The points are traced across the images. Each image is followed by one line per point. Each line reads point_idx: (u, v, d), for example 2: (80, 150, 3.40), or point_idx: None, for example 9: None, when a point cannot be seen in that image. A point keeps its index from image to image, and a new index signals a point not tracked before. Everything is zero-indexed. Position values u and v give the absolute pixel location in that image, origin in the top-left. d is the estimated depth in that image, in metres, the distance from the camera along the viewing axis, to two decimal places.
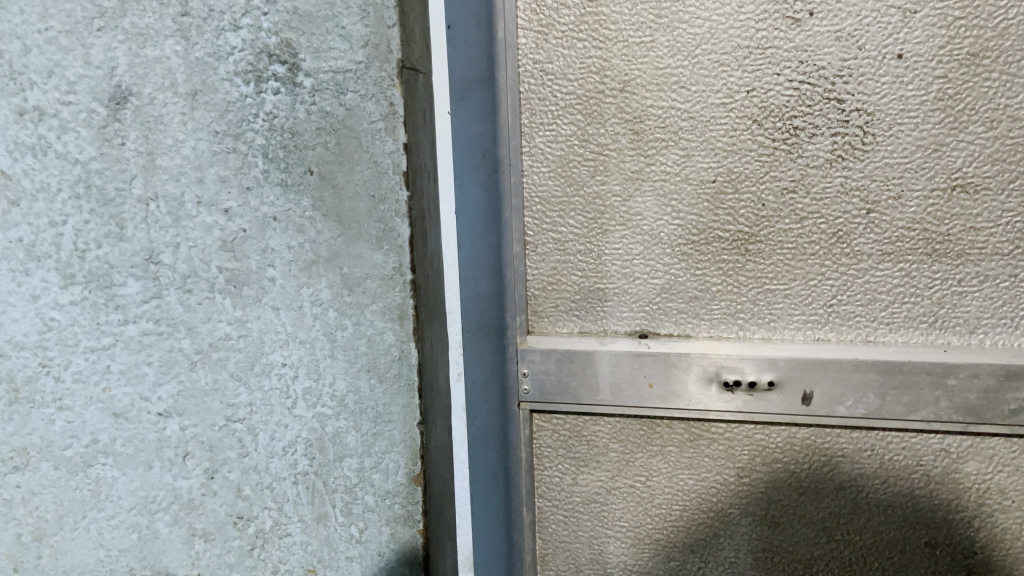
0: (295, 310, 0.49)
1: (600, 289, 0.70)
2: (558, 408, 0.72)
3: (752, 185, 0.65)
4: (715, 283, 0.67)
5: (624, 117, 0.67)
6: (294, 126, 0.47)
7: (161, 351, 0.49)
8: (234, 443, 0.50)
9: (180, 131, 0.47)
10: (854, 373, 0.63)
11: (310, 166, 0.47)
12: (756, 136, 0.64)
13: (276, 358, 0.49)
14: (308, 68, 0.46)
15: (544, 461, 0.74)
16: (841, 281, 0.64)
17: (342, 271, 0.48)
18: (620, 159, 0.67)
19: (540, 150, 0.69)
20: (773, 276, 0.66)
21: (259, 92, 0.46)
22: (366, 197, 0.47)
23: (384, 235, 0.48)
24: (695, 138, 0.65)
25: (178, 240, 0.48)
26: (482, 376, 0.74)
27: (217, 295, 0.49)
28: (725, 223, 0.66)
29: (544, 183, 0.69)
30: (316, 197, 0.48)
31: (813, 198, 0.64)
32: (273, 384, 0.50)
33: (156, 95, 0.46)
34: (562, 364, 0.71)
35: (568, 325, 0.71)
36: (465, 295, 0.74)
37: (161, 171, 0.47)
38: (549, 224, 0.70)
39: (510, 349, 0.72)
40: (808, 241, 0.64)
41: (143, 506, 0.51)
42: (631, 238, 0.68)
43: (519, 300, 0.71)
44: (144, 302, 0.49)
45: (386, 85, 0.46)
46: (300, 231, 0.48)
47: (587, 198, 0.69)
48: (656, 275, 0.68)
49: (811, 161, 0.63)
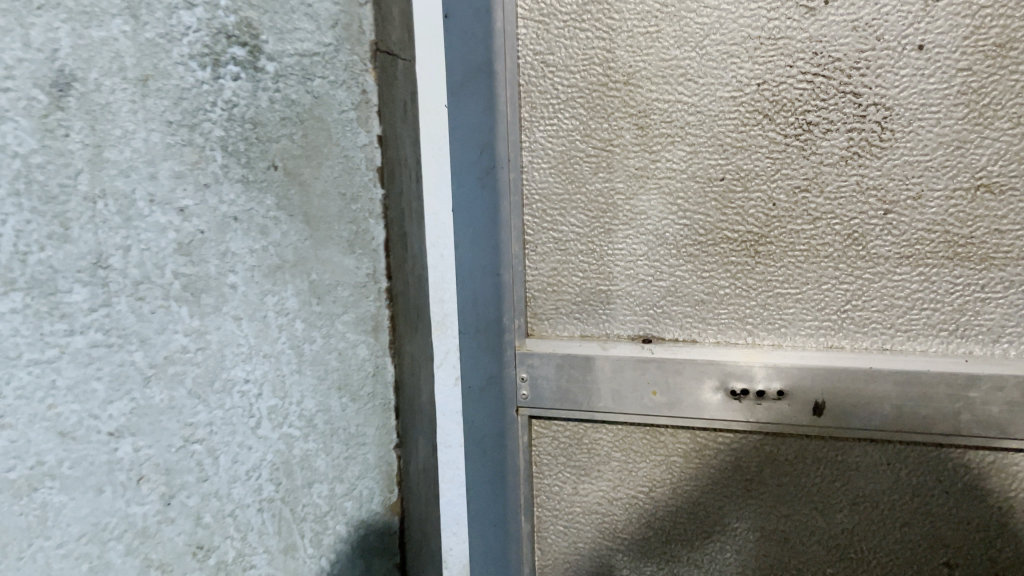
0: (258, 321, 0.44)
1: (602, 291, 0.66)
2: (558, 416, 0.68)
3: (762, 184, 0.61)
4: (723, 287, 0.63)
5: (627, 112, 0.62)
6: (256, 116, 0.43)
7: (111, 365, 0.39)
8: (193, 466, 0.42)
9: (130, 121, 0.38)
10: (873, 384, 0.59)
11: (274, 161, 0.44)
12: (766, 132, 0.60)
13: (238, 373, 0.43)
14: (271, 52, 0.43)
15: (543, 469, 0.70)
16: (856, 285, 0.60)
17: (310, 277, 0.46)
18: (623, 156, 0.63)
19: (541, 146, 0.65)
20: (786, 280, 0.61)
21: (216, 77, 0.41)
22: (337, 196, 0.46)
23: (356, 239, 0.47)
24: (704, 134, 0.61)
25: (128, 242, 0.39)
26: (481, 380, 0.70)
27: (173, 303, 0.40)
28: (734, 223, 0.62)
29: (545, 181, 0.65)
30: (281, 195, 0.44)
31: (830, 198, 0.59)
32: (235, 403, 0.43)
33: (104, 81, 0.37)
34: (563, 371, 0.66)
35: (568, 328, 0.67)
36: (464, 293, 0.69)
37: (110, 166, 0.38)
38: (549, 222, 0.66)
39: (507, 352, 0.68)
40: (822, 242, 0.60)
41: (94, 535, 0.39)
42: (634, 238, 0.64)
43: (519, 301, 0.67)
44: (93, 311, 0.38)
45: (358, 70, 0.46)
46: (263, 232, 0.43)
47: (588, 195, 0.65)
48: (661, 278, 0.64)
49: (826, 159, 0.59)
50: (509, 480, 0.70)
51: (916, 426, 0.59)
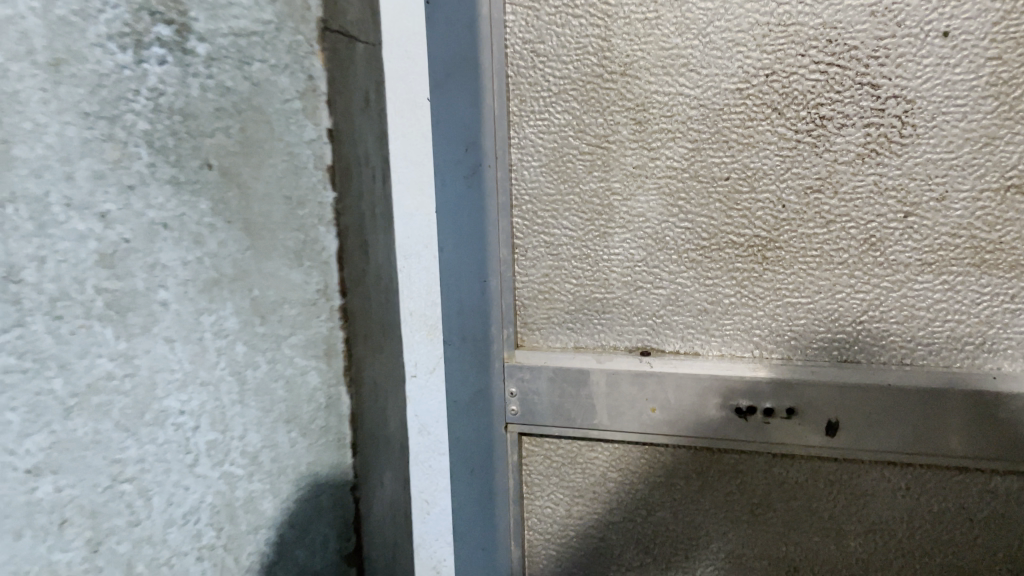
0: (194, 343, 0.40)
1: (597, 300, 0.60)
2: (550, 433, 0.63)
3: (770, 184, 0.55)
4: (729, 296, 0.58)
5: (624, 105, 0.57)
6: (187, 107, 0.39)
7: (28, 395, 0.33)
8: (123, 509, 0.37)
9: (41, 113, 0.33)
10: (893, 402, 0.54)
11: (208, 159, 0.40)
12: (775, 128, 0.55)
13: (172, 404, 0.39)
14: (203, 32, 0.39)
15: (533, 490, 0.65)
16: (874, 294, 0.55)
17: (252, 292, 0.43)
18: (620, 153, 0.58)
19: (530, 142, 0.60)
20: (796, 288, 0.56)
21: (140, 61, 0.36)
22: (281, 201, 0.44)
23: (304, 249, 0.46)
24: (708, 129, 0.56)
25: (42, 253, 0.33)
26: (467, 398, 0.64)
27: (95, 323, 0.35)
28: (739, 226, 0.57)
29: (536, 180, 0.60)
30: (215, 198, 0.40)
31: (845, 199, 0.54)
32: (168, 437, 0.39)
33: (10, 66, 0.31)
34: (555, 385, 0.61)
35: (561, 339, 0.62)
36: (447, 303, 0.63)
37: (19, 164, 0.32)
38: (540, 225, 0.61)
39: (495, 366, 0.62)
40: (835, 247, 0.55)
41: None
42: (631, 242, 0.59)
43: (508, 311, 0.62)
44: (4, 333, 0.32)
45: (303, 54, 0.44)
46: (198, 241, 0.40)
47: (581, 195, 0.59)
48: (661, 285, 0.59)
49: (840, 157, 0.54)
50: (498, 502, 0.64)
51: (940, 447, 0.54)
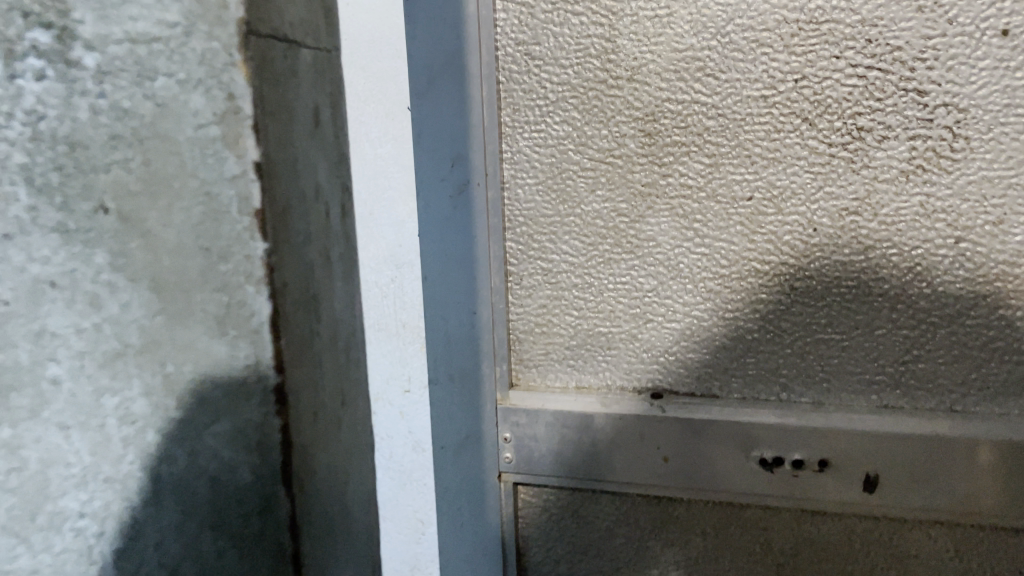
0: (94, 431, 0.38)
1: (602, 334, 0.54)
2: (551, 483, 0.56)
3: (799, 204, 0.49)
4: (752, 331, 0.51)
5: (631, 114, 0.50)
6: (77, 136, 0.36)
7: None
8: None
9: None
10: (931, 452, 0.47)
11: (104, 202, 0.37)
12: (805, 140, 0.48)
13: (69, 505, 0.38)
14: (89, 37, 0.35)
15: (531, 546, 0.58)
16: (919, 331, 0.48)
17: (164, 366, 0.39)
18: (627, 168, 0.51)
19: (525, 157, 0.52)
20: (830, 323, 0.49)
21: (12, 75, 0.34)
22: (197, 251, 0.39)
23: (229, 312, 0.40)
24: (726, 142, 0.49)
25: None
26: (457, 441, 0.57)
27: None
28: (765, 252, 0.50)
29: (532, 199, 0.53)
30: (115, 249, 0.37)
31: (886, 222, 0.47)
32: (67, 545, 0.38)
33: None
34: (554, 431, 0.55)
35: (561, 378, 0.55)
36: (434, 336, 0.56)
37: None
38: (537, 249, 0.54)
39: (486, 408, 0.56)
40: (874, 277, 0.48)
41: None
42: (641, 269, 0.52)
43: (501, 346, 0.55)
44: None
45: (220, 67, 0.38)
46: (93, 303, 0.37)
47: (583, 217, 0.52)
48: (673, 318, 0.52)
49: (880, 173, 0.47)
50: (490, 556, 0.58)
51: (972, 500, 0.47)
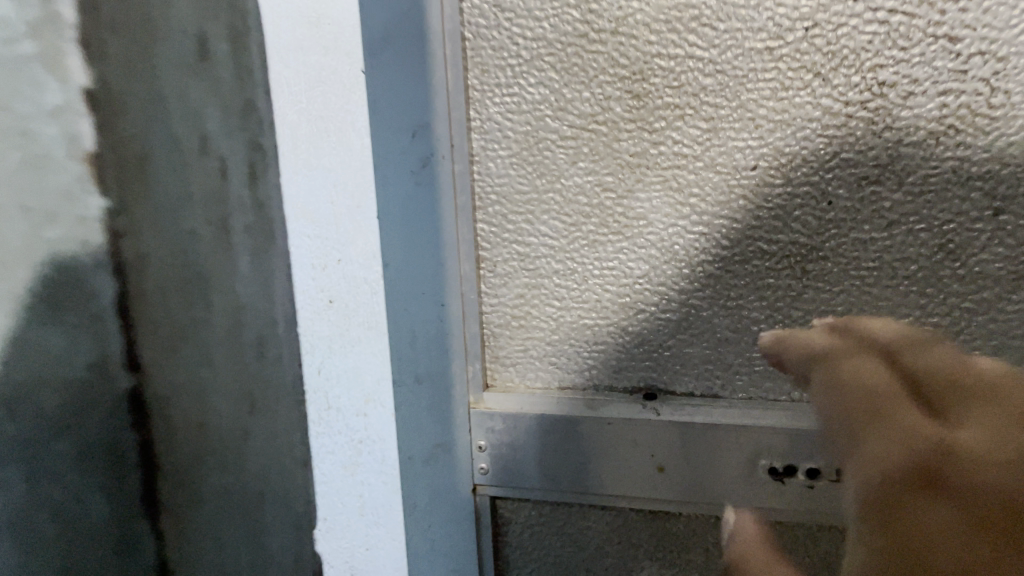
0: None
1: (587, 327, 0.47)
2: (534, 495, 0.50)
3: (812, 173, 0.42)
4: (759, 321, 0.45)
5: (616, 73, 0.44)
6: None
7: None
8: None
9: None
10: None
11: None
12: (818, 99, 0.41)
13: None
14: None
15: (516, 562, 0.52)
16: (952, 318, 0.42)
17: None
18: (612, 136, 0.44)
19: (497, 125, 0.46)
20: (846, 310, 0.44)
21: None
22: None
23: None
24: (725, 103, 0.43)
25: None
26: (430, 449, 0.50)
27: None
28: (771, 230, 0.43)
29: (505, 173, 0.47)
30: None
31: (912, 192, 0.41)
32: None
33: None
34: (536, 439, 0.48)
35: (541, 379, 0.49)
36: (396, 333, 0.48)
37: None
38: (513, 231, 0.47)
39: (458, 413, 0.49)
40: (900, 257, 0.42)
41: None
42: (630, 252, 0.46)
43: (474, 342, 0.49)
44: None
45: None
46: None
47: (563, 195, 0.46)
48: (668, 308, 0.46)
49: (904, 136, 0.40)
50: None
51: None
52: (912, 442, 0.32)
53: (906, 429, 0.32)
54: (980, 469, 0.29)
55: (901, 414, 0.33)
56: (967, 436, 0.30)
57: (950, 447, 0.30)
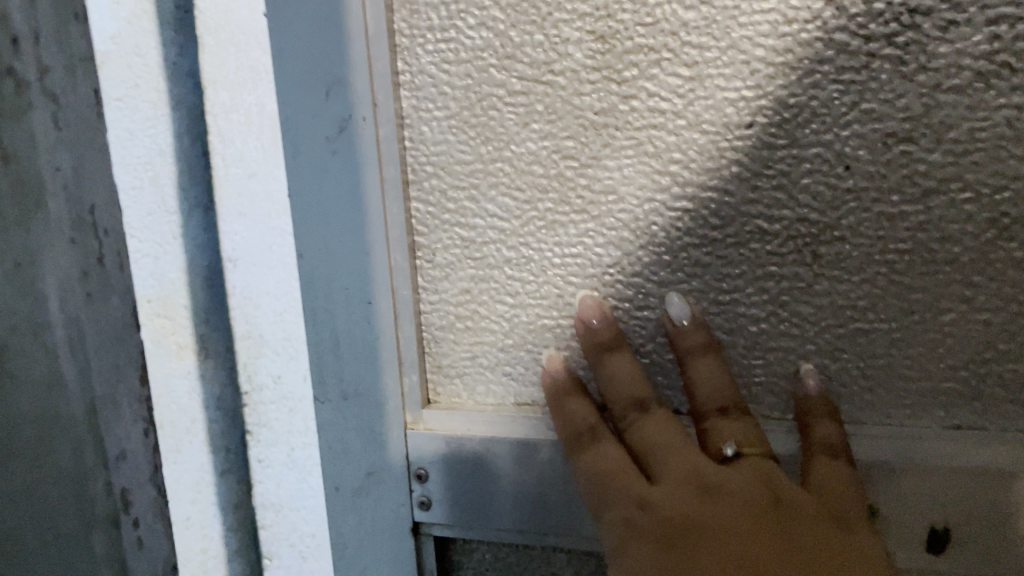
0: None
1: (546, 327, 0.39)
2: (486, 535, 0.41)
3: (824, 131, 0.33)
4: (759, 320, 0.36)
5: (573, 7, 0.35)
6: None
7: None
8: None
9: None
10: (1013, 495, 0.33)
11: None
12: (830, 34, 0.32)
13: None
14: None
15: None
16: (1005, 312, 0.33)
17: None
18: (572, 90, 0.36)
19: (429, 78, 0.38)
20: (869, 306, 0.35)
21: None
22: None
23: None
24: (712, 44, 0.33)
25: None
26: (361, 489, 0.41)
27: None
28: (773, 205, 0.35)
29: (442, 139, 0.38)
30: None
31: (955, 153, 0.32)
32: None
33: None
34: (485, 470, 0.39)
35: (493, 393, 0.41)
36: (316, 338, 0.40)
37: None
38: (454, 210, 0.39)
39: (392, 434, 0.41)
40: (939, 236, 0.33)
41: None
42: (597, 233, 0.37)
43: (410, 345, 0.40)
44: None
45: None
46: None
47: (514, 164, 0.37)
48: (644, 305, 0.38)
49: (943, 79, 0.31)
50: None
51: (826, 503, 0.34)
52: (635, 526, 0.35)
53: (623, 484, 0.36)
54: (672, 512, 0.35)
55: (633, 487, 0.36)
56: (656, 494, 0.36)
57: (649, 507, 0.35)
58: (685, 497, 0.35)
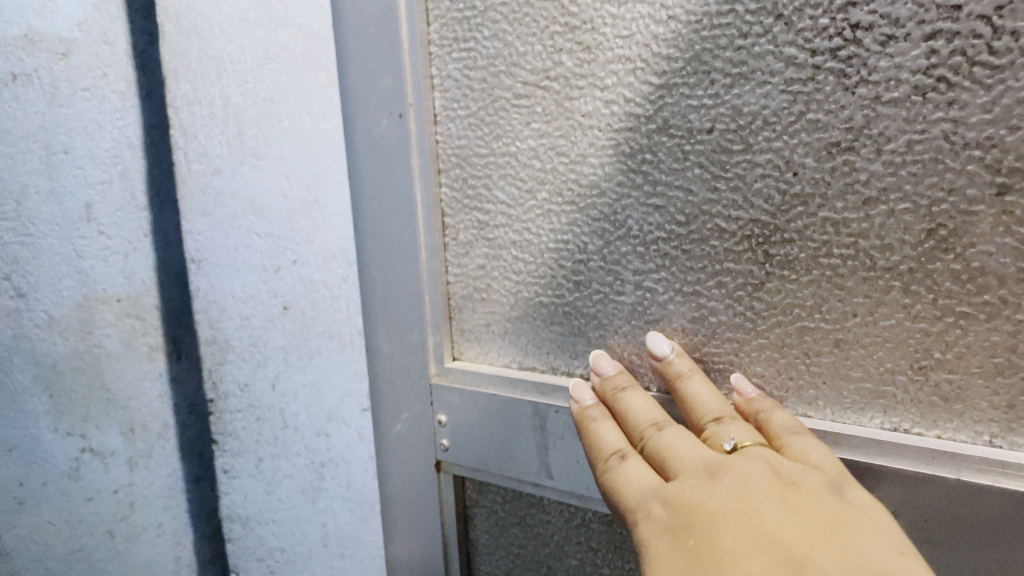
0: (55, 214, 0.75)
1: (541, 304, 0.60)
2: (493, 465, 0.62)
3: (773, 138, 0.47)
4: (718, 311, 0.52)
5: (567, 24, 0.53)
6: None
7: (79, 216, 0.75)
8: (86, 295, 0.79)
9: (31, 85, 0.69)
10: (921, 492, 0.44)
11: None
12: (780, 48, 0.46)
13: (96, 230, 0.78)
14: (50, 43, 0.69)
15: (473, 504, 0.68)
16: (926, 314, 0.45)
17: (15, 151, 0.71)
18: (565, 95, 0.54)
19: (456, 88, 0.60)
20: (813, 297, 0.48)
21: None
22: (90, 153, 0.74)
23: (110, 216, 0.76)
24: (678, 55, 0.49)
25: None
26: (402, 404, 0.66)
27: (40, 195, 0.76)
28: (727, 206, 0.50)
29: (464, 135, 0.60)
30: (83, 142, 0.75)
31: (894, 162, 0.44)
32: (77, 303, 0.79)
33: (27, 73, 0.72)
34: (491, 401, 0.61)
35: (504, 354, 0.63)
36: (366, 276, 0.65)
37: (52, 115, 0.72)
38: (475, 200, 0.61)
39: (422, 351, 0.64)
40: (878, 245, 0.45)
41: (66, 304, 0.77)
42: (584, 221, 0.56)
43: (435, 301, 0.63)
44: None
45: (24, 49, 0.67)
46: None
47: (519, 158, 0.58)
48: (624, 291, 0.55)
49: (883, 91, 0.43)
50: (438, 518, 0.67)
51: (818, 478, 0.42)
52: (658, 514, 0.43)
53: (648, 489, 0.45)
54: (687, 494, 0.42)
55: (656, 489, 0.45)
56: (673, 487, 0.44)
57: (669, 497, 0.43)
58: (695, 483, 0.43)
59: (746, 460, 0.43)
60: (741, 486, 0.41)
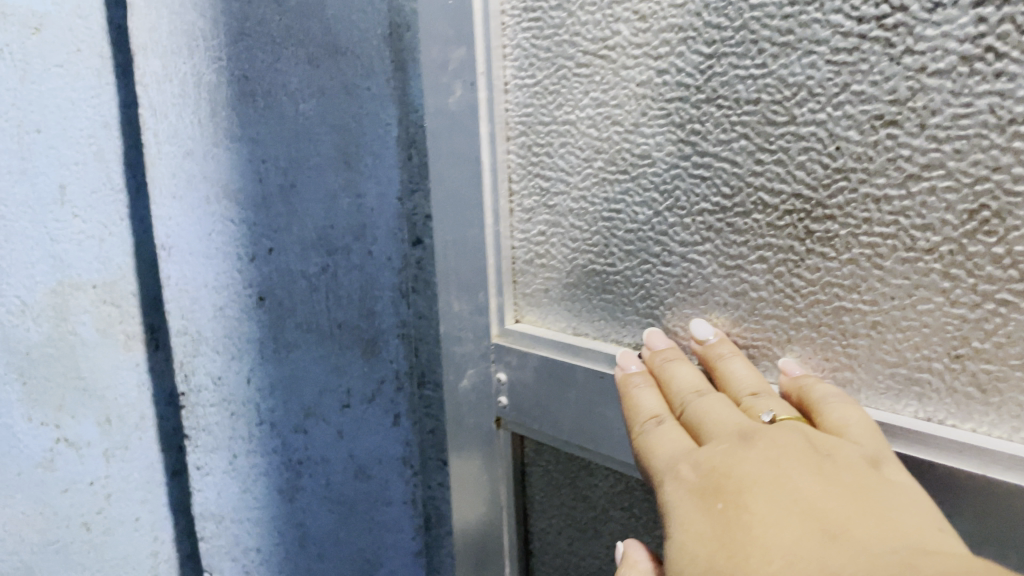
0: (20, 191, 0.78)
1: (595, 272, 0.55)
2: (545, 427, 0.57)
3: (818, 109, 0.42)
4: (758, 287, 0.46)
5: None
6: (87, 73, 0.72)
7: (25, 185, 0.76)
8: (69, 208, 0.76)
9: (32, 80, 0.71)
10: (956, 501, 0.39)
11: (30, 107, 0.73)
12: (828, 16, 0.41)
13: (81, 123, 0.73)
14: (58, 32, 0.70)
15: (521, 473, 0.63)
16: (963, 304, 0.39)
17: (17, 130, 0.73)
18: (621, 63, 0.50)
19: (525, 50, 0.55)
20: (853, 283, 0.43)
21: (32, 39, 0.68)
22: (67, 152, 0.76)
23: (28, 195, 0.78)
24: (727, 23, 0.44)
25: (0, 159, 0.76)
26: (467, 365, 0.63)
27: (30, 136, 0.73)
28: (771, 179, 0.44)
29: (528, 104, 0.56)
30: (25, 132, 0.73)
31: (937, 138, 0.38)
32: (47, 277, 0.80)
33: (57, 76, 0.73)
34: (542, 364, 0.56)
35: (560, 322, 0.57)
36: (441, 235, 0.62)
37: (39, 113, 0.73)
38: (537, 165, 0.56)
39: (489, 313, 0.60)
40: (919, 224, 0.40)
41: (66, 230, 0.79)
42: (635, 191, 0.51)
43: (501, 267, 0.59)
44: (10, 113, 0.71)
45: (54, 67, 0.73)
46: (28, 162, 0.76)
47: (578, 126, 0.53)
48: (670, 262, 0.50)
49: (930, 61, 0.38)
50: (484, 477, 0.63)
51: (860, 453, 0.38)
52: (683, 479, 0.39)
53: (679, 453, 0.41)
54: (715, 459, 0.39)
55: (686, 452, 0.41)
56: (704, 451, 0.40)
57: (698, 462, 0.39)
58: (724, 447, 0.39)
59: (783, 429, 0.39)
60: (773, 452, 0.38)
